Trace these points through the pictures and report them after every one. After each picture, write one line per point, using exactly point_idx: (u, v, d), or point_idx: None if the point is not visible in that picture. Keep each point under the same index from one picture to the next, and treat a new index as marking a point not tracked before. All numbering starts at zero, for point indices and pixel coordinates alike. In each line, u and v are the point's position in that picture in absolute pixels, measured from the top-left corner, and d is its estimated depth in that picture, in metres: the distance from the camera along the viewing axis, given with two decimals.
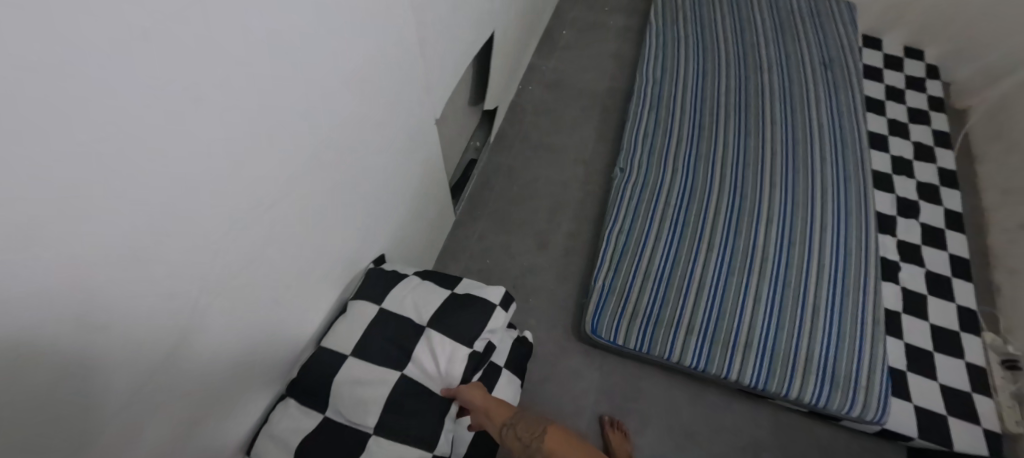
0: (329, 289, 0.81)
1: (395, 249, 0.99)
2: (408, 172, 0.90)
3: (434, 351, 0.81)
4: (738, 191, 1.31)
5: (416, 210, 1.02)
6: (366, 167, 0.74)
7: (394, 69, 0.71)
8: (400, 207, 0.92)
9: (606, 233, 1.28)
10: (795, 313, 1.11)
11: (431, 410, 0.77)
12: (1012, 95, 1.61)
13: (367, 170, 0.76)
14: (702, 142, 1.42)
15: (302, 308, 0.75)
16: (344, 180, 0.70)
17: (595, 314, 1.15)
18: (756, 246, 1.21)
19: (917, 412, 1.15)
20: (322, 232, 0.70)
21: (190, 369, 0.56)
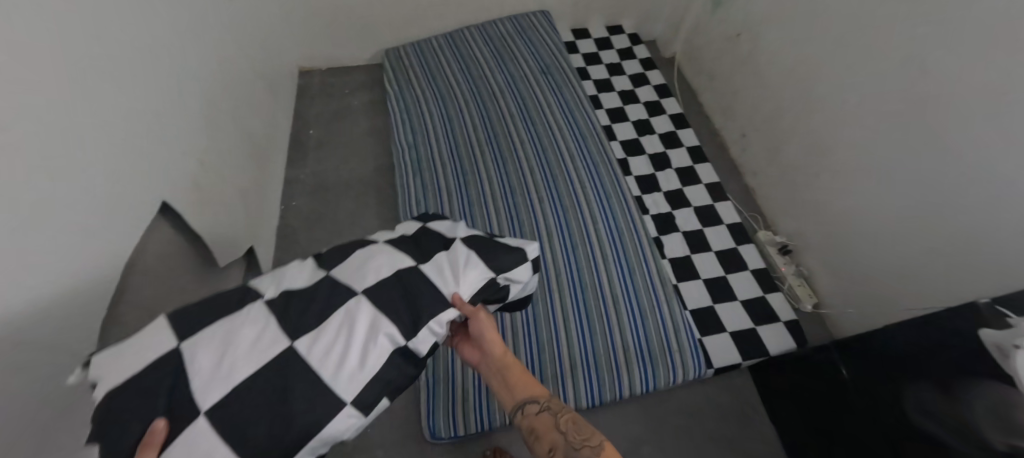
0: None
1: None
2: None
3: (459, 261, 0.68)
4: (515, 222, 1.35)
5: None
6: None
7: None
8: None
9: None
10: (601, 315, 1.17)
11: (372, 298, 0.61)
12: (693, 37, 1.93)
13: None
14: (470, 188, 1.44)
15: None
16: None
17: (429, 417, 1.07)
18: (547, 267, 1.26)
19: (734, 339, 1.29)
20: None
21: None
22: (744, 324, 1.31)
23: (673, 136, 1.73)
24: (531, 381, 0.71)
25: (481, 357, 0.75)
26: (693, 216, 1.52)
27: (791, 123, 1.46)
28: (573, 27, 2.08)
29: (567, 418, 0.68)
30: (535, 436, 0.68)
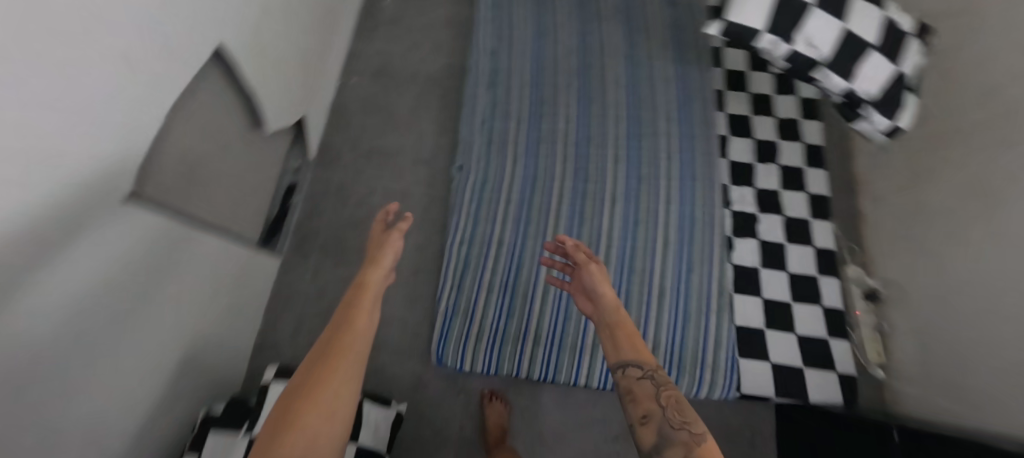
0: None
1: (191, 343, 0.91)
2: (163, 263, 0.77)
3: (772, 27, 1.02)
4: (581, 175, 1.20)
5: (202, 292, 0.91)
6: (100, 305, 0.65)
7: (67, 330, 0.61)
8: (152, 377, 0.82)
9: (447, 248, 1.17)
10: (642, 300, 1.07)
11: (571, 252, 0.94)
12: None
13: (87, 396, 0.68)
14: (543, 122, 1.27)
15: None
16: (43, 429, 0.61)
17: (439, 342, 1.08)
18: (601, 234, 1.13)
19: (774, 370, 1.16)
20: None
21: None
22: (792, 360, 1.16)
23: (792, 127, 1.42)
24: (638, 348, 0.79)
25: (598, 306, 0.88)
26: (782, 228, 1.30)
27: (954, 156, 1.14)
28: None
29: (670, 393, 0.72)
30: (634, 397, 0.73)
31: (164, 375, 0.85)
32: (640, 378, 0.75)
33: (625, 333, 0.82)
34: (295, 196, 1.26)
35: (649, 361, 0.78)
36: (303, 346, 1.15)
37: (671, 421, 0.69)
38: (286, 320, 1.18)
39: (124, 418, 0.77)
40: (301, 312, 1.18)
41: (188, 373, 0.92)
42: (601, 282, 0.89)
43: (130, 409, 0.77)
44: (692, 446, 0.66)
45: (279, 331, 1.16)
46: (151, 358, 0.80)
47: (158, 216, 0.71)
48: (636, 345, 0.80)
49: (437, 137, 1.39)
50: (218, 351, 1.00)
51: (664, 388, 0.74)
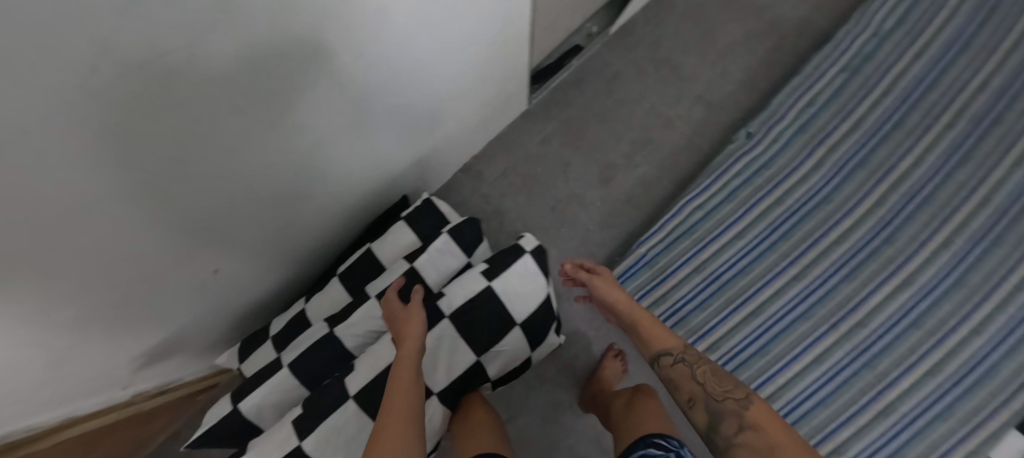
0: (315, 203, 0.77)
1: (447, 137, 0.98)
2: (480, 49, 0.79)
3: None
4: (883, 232, 0.93)
5: (478, 98, 0.94)
6: (427, 54, 0.69)
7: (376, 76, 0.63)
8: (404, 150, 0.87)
9: (682, 201, 1.03)
10: (855, 398, 0.86)
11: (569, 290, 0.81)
12: None
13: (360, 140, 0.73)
14: (882, 146, 0.98)
15: (311, 217, 0.79)
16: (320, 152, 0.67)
17: (618, 278, 1.01)
18: (862, 303, 0.90)
19: None
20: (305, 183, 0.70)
21: (266, 198, 0.65)
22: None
23: None
24: (664, 333, 0.72)
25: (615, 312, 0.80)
26: None
27: None
28: None
29: (702, 367, 0.68)
30: (674, 384, 0.69)
31: (420, 148, 0.92)
32: (690, 377, 0.68)
33: (636, 328, 0.75)
34: (573, 59, 1.19)
35: (677, 344, 0.71)
36: (497, 193, 1.16)
37: (715, 395, 0.66)
38: (498, 161, 1.17)
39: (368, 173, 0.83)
40: (512, 164, 1.17)
41: (431, 158, 1.00)
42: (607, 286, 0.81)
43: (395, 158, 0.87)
44: (743, 415, 0.62)
45: (487, 165, 1.18)
46: (424, 127, 0.86)
47: None
48: (659, 330, 0.73)
49: (741, 85, 1.17)
50: (447, 151, 1.04)
51: (712, 377, 0.67)
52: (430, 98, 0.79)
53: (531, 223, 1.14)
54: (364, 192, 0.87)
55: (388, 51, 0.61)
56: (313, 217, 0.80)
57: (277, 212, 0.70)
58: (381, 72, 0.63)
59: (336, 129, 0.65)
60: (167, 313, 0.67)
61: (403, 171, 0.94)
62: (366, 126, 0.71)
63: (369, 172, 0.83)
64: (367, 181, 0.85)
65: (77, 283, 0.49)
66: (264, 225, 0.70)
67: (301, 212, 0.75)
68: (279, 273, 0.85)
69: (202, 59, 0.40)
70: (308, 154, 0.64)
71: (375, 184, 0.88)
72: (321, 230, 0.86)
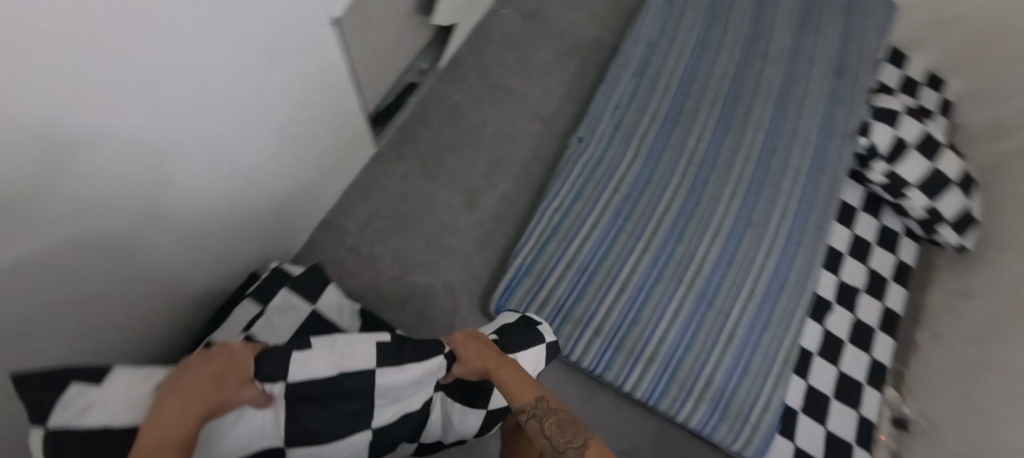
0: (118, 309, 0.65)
1: (295, 197, 0.93)
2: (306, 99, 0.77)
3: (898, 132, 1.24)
4: (695, 196, 1.17)
5: (324, 149, 0.92)
6: (245, 108, 0.65)
7: (163, 161, 0.56)
8: (234, 224, 0.79)
9: (540, 208, 1.14)
10: (710, 336, 1.05)
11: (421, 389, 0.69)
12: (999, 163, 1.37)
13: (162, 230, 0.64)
14: (675, 130, 1.24)
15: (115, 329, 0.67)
16: (100, 257, 0.56)
17: (504, 292, 1.06)
18: (694, 257, 1.12)
19: (794, 453, 1.14)
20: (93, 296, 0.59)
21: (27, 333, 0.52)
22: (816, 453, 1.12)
23: (893, 237, 1.35)
24: (516, 388, 0.61)
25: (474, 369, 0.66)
26: (848, 326, 1.26)
27: None
28: (891, 46, 1.61)
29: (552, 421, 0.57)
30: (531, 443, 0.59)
31: (263, 217, 0.86)
32: (545, 435, 0.56)
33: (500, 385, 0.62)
34: (411, 96, 1.23)
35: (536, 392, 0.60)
36: (366, 241, 1.12)
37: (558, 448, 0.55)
38: (360, 208, 1.14)
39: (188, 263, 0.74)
40: (376, 208, 1.15)
41: (281, 223, 0.94)
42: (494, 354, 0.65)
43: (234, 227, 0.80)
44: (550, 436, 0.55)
45: (350, 216, 1.13)
46: (259, 188, 0.80)
47: (302, 40, 0.68)
48: (523, 390, 0.60)
49: (562, 100, 1.36)
50: (303, 211, 1.00)
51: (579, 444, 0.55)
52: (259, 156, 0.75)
53: (410, 261, 1.13)
54: (200, 273, 0.78)
55: (177, 126, 0.56)
56: (139, 308, 0.70)
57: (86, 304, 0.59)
58: (191, 132, 0.59)
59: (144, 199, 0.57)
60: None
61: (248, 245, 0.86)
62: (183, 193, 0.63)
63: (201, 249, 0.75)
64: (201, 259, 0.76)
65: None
66: (67, 330, 0.58)
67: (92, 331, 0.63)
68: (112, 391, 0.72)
69: None
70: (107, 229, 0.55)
71: (216, 261, 0.80)
72: (152, 326, 0.74)
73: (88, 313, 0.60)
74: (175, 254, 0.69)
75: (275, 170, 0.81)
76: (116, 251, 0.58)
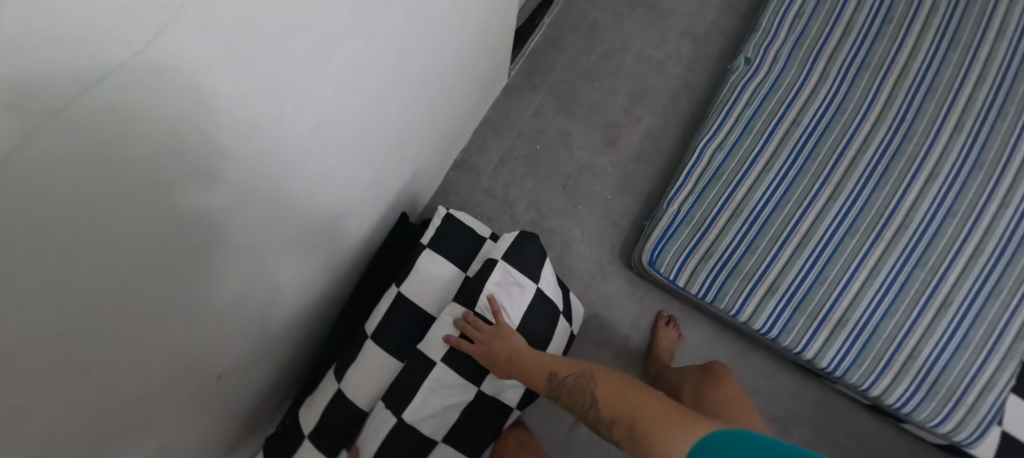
0: (318, 258, 0.62)
1: (443, 134, 0.84)
2: (474, 15, 0.65)
3: None
4: (902, 129, 0.93)
5: (469, 78, 0.81)
6: (426, 30, 0.53)
7: (363, 92, 0.47)
8: (396, 171, 0.73)
9: (700, 146, 0.97)
10: (917, 299, 0.86)
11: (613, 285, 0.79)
12: None
13: (355, 175, 0.59)
14: (879, 43, 0.98)
15: (315, 281, 0.65)
16: (313, 208, 0.52)
17: (658, 242, 0.93)
18: (901, 205, 0.90)
19: (1002, 440, 0.95)
20: (305, 245, 0.56)
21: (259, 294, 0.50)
22: None
23: None
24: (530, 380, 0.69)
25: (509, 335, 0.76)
26: None
27: None
28: None
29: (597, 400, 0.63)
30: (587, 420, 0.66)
31: (422, 152, 0.80)
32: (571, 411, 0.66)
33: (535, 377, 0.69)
34: (544, 15, 1.07)
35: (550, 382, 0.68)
36: (502, 183, 1.03)
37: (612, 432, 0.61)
38: (492, 148, 1.04)
39: (365, 210, 0.70)
40: (510, 148, 1.04)
41: (427, 167, 0.87)
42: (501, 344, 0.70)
43: (399, 169, 0.74)
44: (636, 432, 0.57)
45: (482, 157, 1.04)
46: (425, 119, 0.72)
47: None
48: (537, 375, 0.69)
49: (721, 12, 1.12)
50: (442, 151, 0.91)
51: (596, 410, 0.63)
52: (431, 84, 0.66)
53: (548, 206, 1.04)
54: (372, 218, 0.75)
55: (386, 46, 0.46)
56: (330, 261, 0.67)
57: (298, 257, 0.55)
58: (394, 58, 0.50)
59: (359, 125, 0.51)
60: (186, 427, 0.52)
61: (403, 186, 0.80)
62: (383, 119, 0.57)
63: (375, 187, 0.69)
64: (376, 197, 0.71)
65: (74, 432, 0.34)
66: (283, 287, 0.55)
67: (301, 282, 0.60)
68: (298, 335, 0.70)
69: (181, 63, 0.25)
70: (321, 164, 0.48)
71: (379, 206, 0.75)
72: (332, 279, 0.71)
73: (296, 269, 0.57)
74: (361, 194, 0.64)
75: (433, 107, 0.73)
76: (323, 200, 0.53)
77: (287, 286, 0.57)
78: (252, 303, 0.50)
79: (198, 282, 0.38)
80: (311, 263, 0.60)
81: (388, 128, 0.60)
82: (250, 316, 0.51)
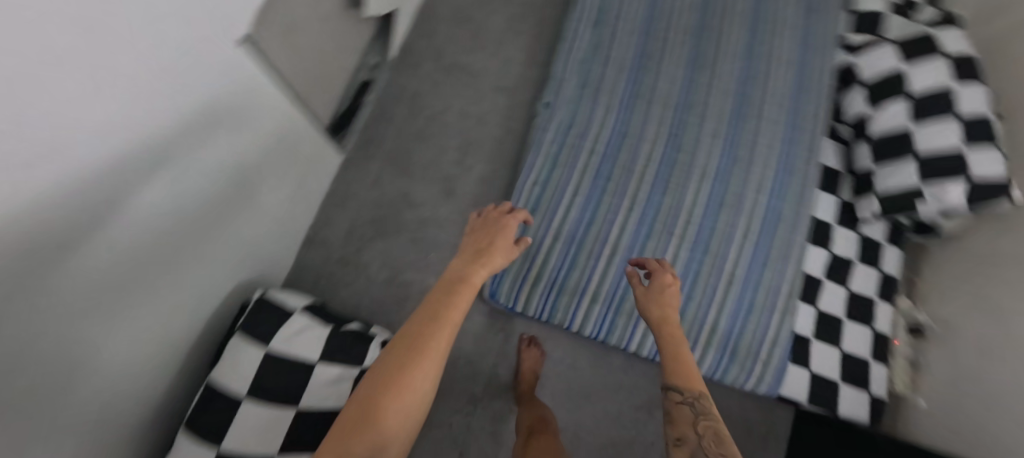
0: (132, 369, 0.68)
1: (273, 219, 0.94)
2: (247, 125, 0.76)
3: None
4: (675, 142, 1.13)
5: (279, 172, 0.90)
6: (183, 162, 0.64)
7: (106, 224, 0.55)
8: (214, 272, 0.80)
9: (519, 184, 1.11)
10: (710, 281, 1.03)
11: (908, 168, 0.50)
12: None
13: (150, 287, 0.66)
14: (645, 75, 1.19)
15: (141, 389, 0.71)
16: (95, 332, 0.60)
17: (495, 278, 1.04)
18: (683, 205, 1.08)
19: (811, 380, 1.14)
20: (105, 360, 0.62)
21: (47, 419, 0.57)
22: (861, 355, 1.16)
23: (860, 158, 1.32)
24: (687, 374, 0.65)
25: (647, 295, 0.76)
26: (856, 244, 1.23)
27: None
28: None
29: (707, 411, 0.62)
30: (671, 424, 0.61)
31: (255, 239, 0.90)
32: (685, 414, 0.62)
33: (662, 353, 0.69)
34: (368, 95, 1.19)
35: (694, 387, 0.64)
36: (353, 249, 1.12)
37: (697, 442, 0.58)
38: (338, 220, 1.13)
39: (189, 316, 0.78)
40: (355, 216, 1.14)
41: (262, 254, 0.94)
42: (669, 288, 0.78)
43: (219, 267, 0.82)
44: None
45: (331, 230, 1.12)
46: (236, 215, 0.81)
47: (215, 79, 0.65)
48: (687, 377, 0.65)
49: (527, 67, 1.30)
50: (277, 241, 0.99)
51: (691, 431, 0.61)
52: (228, 190, 0.77)
53: (399, 263, 1.13)
54: (198, 316, 0.80)
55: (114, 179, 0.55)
56: (154, 368, 0.73)
57: (92, 377, 0.61)
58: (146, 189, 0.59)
59: (159, 243, 0.65)
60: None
61: (237, 279, 0.88)
62: (187, 234, 0.70)
63: (193, 291, 0.77)
64: (217, 290, 0.83)
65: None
66: (77, 406, 0.60)
67: (114, 394, 0.66)
68: (160, 418, 0.79)
69: None
70: (90, 300, 0.57)
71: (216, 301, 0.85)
72: (158, 383, 0.75)
73: (99, 386, 0.63)
74: (199, 289, 0.78)
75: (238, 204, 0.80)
76: (111, 322, 0.61)
77: (89, 403, 0.62)
78: (40, 431, 0.56)
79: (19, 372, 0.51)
80: (124, 377, 0.67)
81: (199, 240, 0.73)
82: (43, 443, 0.57)
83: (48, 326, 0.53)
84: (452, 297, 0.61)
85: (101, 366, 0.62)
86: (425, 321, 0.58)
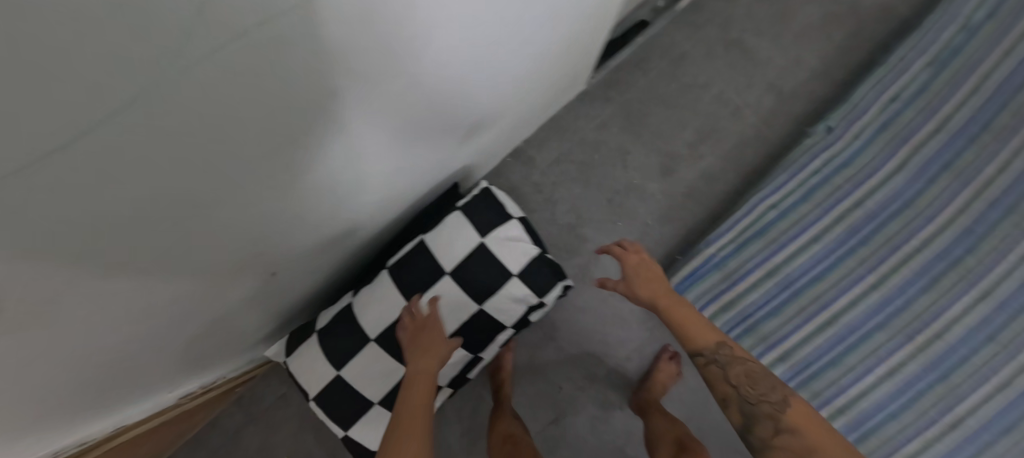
0: (382, 203, 0.69)
1: (513, 124, 0.89)
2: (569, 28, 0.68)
3: None
4: (968, 241, 0.90)
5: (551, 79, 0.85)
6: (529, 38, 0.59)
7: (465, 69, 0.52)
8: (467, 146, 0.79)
9: (753, 200, 0.97)
10: (929, 413, 0.86)
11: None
12: None
13: (436, 141, 0.65)
14: (971, 146, 0.94)
15: (372, 222, 0.74)
16: (394, 164, 0.60)
17: (686, 281, 0.96)
18: (941, 315, 0.88)
19: None
20: (377, 189, 0.63)
21: (327, 220, 0.59)
22: None
23: None
24: (703, 329, 0.71)
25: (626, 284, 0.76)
26: None
27: None
28: None
29: (745, 371, 0.69)
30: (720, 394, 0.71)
31: (484, 142, 0.85)
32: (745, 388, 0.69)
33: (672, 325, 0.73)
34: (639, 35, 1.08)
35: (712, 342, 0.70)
36: (551, 181, 1.07)
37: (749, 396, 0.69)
38: (551, 146, 1.08)
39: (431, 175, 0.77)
40: (567, 150, 1.07)
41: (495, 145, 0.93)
42: (642, 267, 0.76)
43: (470, 144, 0.81)
44: (779, 419, 0.66)
45: (540, 152, 1.08)
46: (489, 114, 0.73)
47: None
48: (703, 339, 0.71)
49: (821, 72, 1.07)
50: (503, 143, 0.97)
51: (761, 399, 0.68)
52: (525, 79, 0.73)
53: (587, 215, 1.06)
54: (433, 179, 0.81)
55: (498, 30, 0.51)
56: (387, 208, 0.74)
57: (364, 198, 0.62)
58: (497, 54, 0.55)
59: (456, 105, 0.60)
60: (226, 312, 0.62)
61: (463, 163, 0.87)
62: (463, 110, 0.63)
63: (448, 157, 0.76)
64: (427, 178, 0.77)
65: (87, 294, 0.36)
66: (343, 218, 0.62)
67: (361, 219, 0.68)
68: (358, 253, 0.82)
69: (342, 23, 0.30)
70: (411, 135, 0.56)
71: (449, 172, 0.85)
72: (381, 221, 0.78)
73: (362, 208, 0.65)
74: (419, 170, 0.70)
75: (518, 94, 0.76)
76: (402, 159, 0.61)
77: (349, 219, 0.65)
78: (317, 227, 0.59)
79: (286, 174, 0.42)
80: (373, 208, 0.68)
81: (458, 121, 0.65)
82: (313, 236, 0.60)
83: (381, 146, 0.53)
84: (427, 329, 0.65)
85: (374, 192, 0.63)
86: (400, 420, 0.55)
